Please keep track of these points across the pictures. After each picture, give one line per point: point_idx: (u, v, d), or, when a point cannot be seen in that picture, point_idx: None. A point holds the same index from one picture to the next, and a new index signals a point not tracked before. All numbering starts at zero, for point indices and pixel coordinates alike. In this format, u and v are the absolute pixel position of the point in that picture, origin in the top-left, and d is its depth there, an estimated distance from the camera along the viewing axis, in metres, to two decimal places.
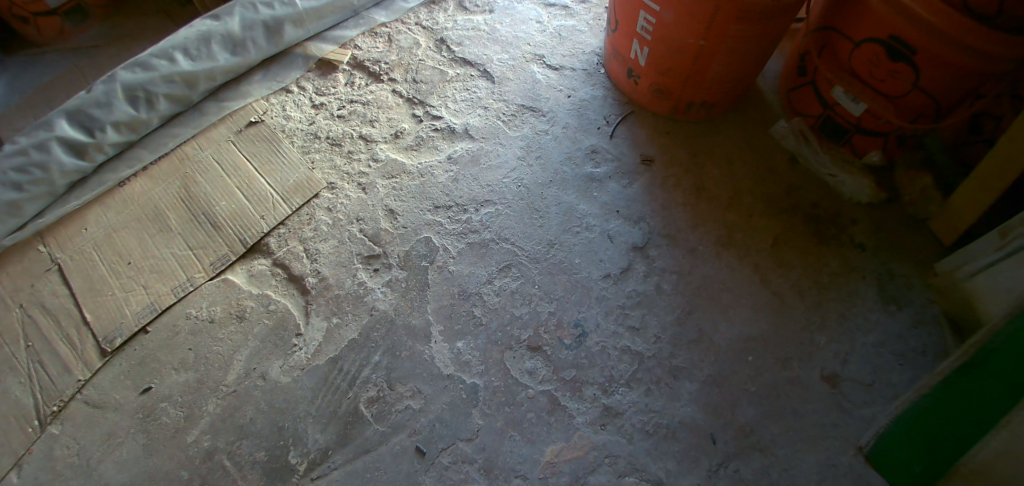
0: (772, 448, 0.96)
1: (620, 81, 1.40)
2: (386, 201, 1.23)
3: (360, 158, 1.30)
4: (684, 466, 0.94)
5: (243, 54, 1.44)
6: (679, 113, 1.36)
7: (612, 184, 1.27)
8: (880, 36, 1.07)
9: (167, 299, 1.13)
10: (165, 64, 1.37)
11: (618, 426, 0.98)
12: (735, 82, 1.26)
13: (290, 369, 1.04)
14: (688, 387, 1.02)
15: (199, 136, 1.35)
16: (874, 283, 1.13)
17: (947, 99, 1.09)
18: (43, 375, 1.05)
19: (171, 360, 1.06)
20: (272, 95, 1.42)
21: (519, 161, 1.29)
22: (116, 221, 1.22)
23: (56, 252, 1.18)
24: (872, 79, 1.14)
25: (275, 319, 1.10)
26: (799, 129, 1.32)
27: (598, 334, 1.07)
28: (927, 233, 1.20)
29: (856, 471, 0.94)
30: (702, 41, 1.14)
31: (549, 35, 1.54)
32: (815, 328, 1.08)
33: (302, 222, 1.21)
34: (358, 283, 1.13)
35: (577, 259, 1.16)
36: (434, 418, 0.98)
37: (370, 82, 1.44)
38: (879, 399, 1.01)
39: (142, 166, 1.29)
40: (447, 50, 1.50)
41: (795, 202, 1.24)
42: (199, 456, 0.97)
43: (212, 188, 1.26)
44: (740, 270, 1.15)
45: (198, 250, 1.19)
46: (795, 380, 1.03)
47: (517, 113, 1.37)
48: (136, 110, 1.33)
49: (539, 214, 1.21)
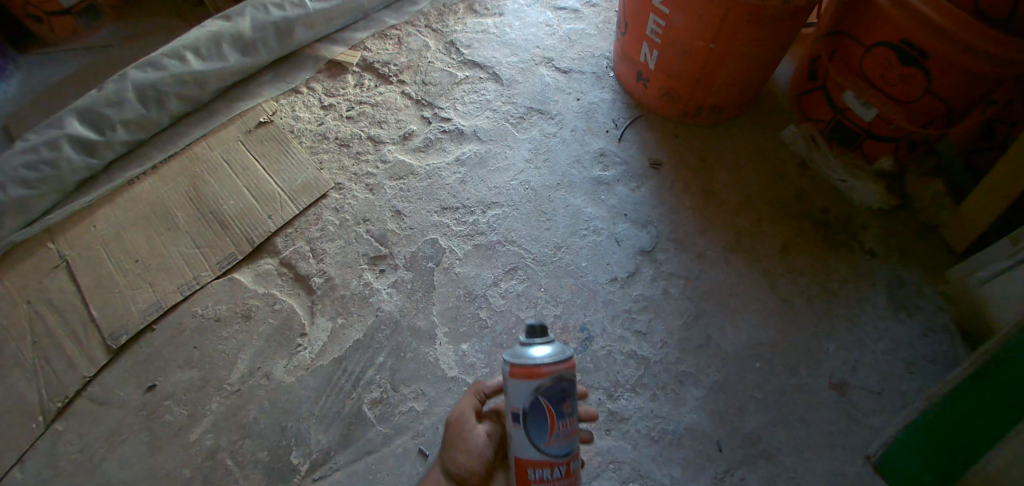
0: (779, 456, 0.95)
1: (629, 84, 1.40)
2: (394, 202, 1.23)
3: (368, 159, 1.30)
4: (689, 474, 0.93)
5: (253, 55, 1.45)
6: (689, 117, 1.35)
7: (620, 188, 1.26)
8: (892, 40, 1.07)
9: (174, 298, 1.13)
10: (175, 64, 1.38)
11: (622, 431, 0.97)
12: (746, 87, 1.26)
13: (295, 369, 1.04)
14: (694, 393, 1.01)
15: (208, 135, 1.35)
16: (885, 290, 1.12)
17: (959, 104, 1.08)
18: (48, 371, 1.06)
19: (176, 358, 1.07)
20: (282, 96, 1.43)
21: (527, 164, 1.29)
22: (124, 218, 1.22)
23: (63, 248, 1.18)
24: (883, 84, 1.14)
25: (281, 319, 1.10)
26: (809, 133, 1.31)
27: (604, 338, 1.06)
28: (938, 240, 1.18)
29: (863, 481, 0.93)
30: (712, 45, 1.14)
31: (558, 39, 1.54)
32: (824, 335, 1.07)
33: (309, 222, 1.22)
34: (363, 284, 1.12)
35: (583, 263, 1.15)
36: (438, 421, 0.98)
37: (379, 83, 1.45)
38: (889, 408, 0.99)
39: (151, 164, 1.30)
40: (456, 52, 1.50)
41: (804, 207, 1.23)
42: (203, 454, 0.96)
43: (220, 187, 1.27)
44: (749, 276, 1.14)
45: (205, 249, 1.19)
46: (803, 388, 1.01)
47: (526, 116, 1.37)
48: (146, 109, 1.34)
49: (546, 217, 1.21)
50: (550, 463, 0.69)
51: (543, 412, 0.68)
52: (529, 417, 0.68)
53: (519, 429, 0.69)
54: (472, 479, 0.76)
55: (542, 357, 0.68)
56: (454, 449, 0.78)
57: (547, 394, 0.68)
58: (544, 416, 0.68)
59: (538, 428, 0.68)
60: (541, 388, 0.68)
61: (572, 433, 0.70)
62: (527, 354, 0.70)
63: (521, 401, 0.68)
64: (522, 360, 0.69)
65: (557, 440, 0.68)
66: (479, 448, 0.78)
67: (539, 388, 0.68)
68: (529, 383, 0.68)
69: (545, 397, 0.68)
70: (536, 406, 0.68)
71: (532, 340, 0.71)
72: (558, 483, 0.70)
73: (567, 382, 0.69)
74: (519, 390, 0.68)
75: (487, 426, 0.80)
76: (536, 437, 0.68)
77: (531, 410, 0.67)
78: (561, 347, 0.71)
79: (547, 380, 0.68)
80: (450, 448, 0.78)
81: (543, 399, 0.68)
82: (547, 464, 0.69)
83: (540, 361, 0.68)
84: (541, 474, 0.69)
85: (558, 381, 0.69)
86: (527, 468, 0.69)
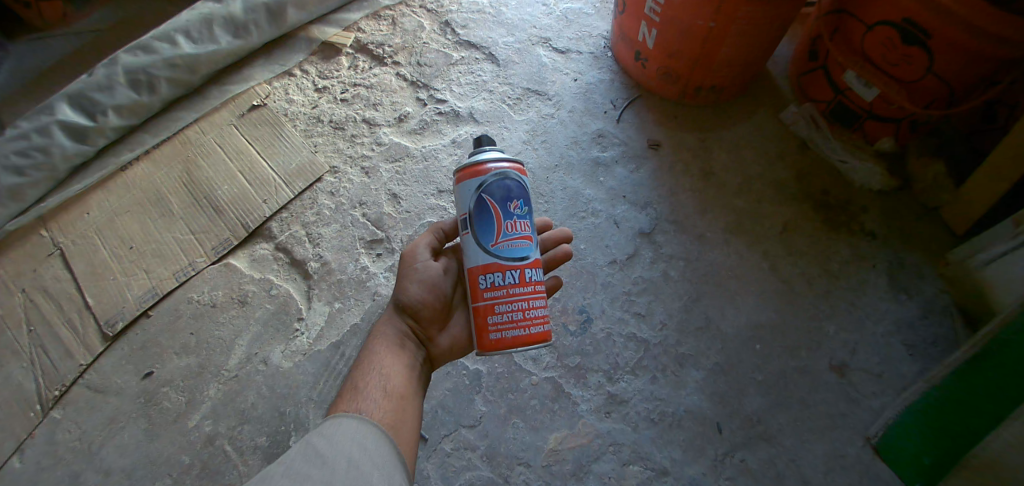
0: (778, 438, 0.94)
1: (627, 64, 1.38)
2: (390, 185, 1.22)
3: (363, 142, 1.29)
4: (689, 456, 0.93)
5: (245, 37, 1.42)
6: (687, 97, 1.33)
7: (619, 169, 1.25)
8: (894, 19, 1.05)
9: (170, 284, 1.12)
10: (167, 47, 1.35)
11: (622, 414, 0.96)
12: (746, 66, 1.24)
13: (293, 354, 1.03)
14: (694, 375, 1.00)
15: (201, 120, 1.33)
16: (885, 272, 1.11)
17: (961, 84, 1.06)
18: (45, 359, 1.05)
19: (173, 344, 1.06)
20: (275, 79, 1.41)
21: (524, 145, 1.27)
22: (118, 205, 1.21)
23: (57, 236, 1.17)
24: (884, 64, 1.12)
25: (277, 304, 1.09)
26: (809, 114, 1.29)
27: (603, 321, 1.05)
28: (938, 222, 1.17)
29: (863, 463, 0.92)
30: (712, 23, 1.12)
31: (555, 18, 1.51)
32: (824, 317, 1.06)
33: (304, 206, 1.20)
34: (360, 268, 1.11)
35: (582, 245, 1.14)
36: (436, 405, 0.97)
37: (373, 65, 1.42)
38: (889, 390, 0.99)
39: (144, 149, 1.28)
40: (451, 33, 1.47)
41: (805, 188, 1.22)
42: (201, 441, 0.96)
43: (214, 171, 1.25)
44: (749, 258, 1.13)
45: (200, 234, 1.18)
46: (804, 370, 1.01)
47: (523, 97, 1.35)
48: (138, 94, 1.32)
49: (544, 199, 1.20)
50: (501, 266, 0.73)
51: (488, 210, 0.73)
52: (475, 216, 0.73)
53: (468, 233, 0.74)
54: (425, 305, 0.83)
55: (484, 158, 0.74)
56: (407, 280, 0.84)
57: (491, 192, 0.73)
58: (490, 213, 0.73)
59: (484, 227, 0.73)
60: (484, 186, 0.73)
61: (522, 235, 0.74)
62: (473, 160, 0.76)
63: (468, 203, 0.74)
64: (467, 165, 0.75)
65: (504, 240, 0.73)
66: (432, 278, 0.84)
67: (482, 185, 0.73)
68: (472, 182, 0.74)
69: (488, 194, 0.73)
70: (480, 204, 0.73)
71: (480, 150, 0.77)
72: (512, 290, 0.73)
73: (512, 182, 0.74)
74: (466, 191, 0.75)
75: (441, 262, 0.87)
76: (483, 237, 0.73)
77: (475, 206, 0.73)
78: (503, 152, 0.77)
79: (491, 177, 0.73)
80: (404, 278, 0.84)
81: (487, 197, 0.73)
82: (497, 266, 0.73)
83: (484, 160, 0.74)
84: (493, 279, 0.73)
85: (502, 179, 0.74)
86: (478, 276, 0.74)
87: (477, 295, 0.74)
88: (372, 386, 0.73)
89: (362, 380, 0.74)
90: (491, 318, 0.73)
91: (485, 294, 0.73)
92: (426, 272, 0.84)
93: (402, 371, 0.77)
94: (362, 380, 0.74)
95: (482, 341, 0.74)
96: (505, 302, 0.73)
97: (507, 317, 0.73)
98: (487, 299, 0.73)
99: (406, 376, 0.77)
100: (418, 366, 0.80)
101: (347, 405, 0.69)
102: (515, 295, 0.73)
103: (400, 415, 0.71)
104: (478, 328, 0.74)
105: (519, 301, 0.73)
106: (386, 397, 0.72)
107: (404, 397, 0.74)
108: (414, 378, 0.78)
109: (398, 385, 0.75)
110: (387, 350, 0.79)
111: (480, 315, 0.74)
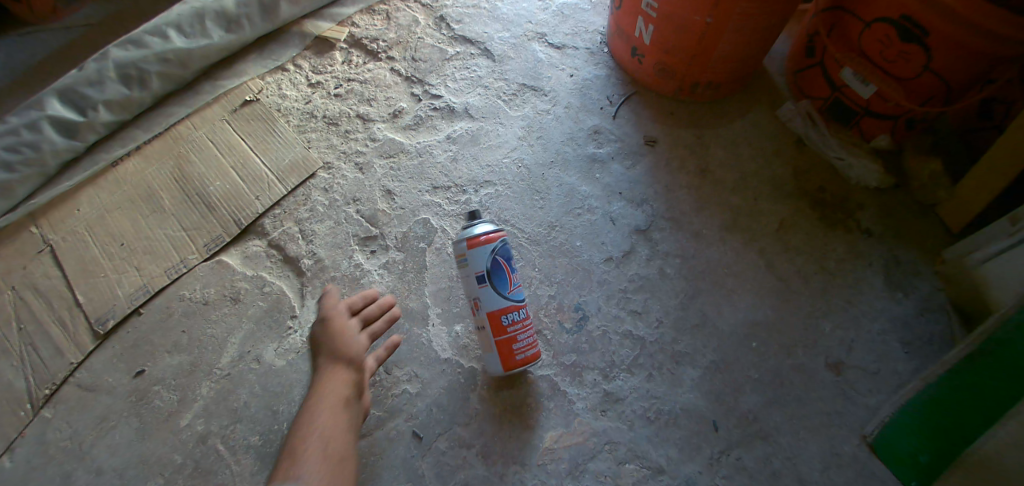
0: (774, 436, 0.94)
1: (623, 60, 1.37)
2: (384, 181, 1.20)
3: (357, 138, 1.27)
4: (685, 454, 0.92)
5: (238, 31, 1.40)
6: (684, 93, 1.32)
7: (615, 166, 1.24)
8: (891, 16, 1.04)
9: (161, 281, 1.11)
10: (158, 41, 1.33)
11: (618, 412, 0.96)
12: (743, 62, 1.23)
13: (286, 352, 1.02)
14: (690, 373, 0.99)
15: (193, 116, 1.31)
16: (881, 269, 1.11)
17: (958, 82, 1.06)
18: (35, 358, 1.04)
19: (165, 342, 1.05)
20: (268, 74, 1.39)
21: (520, 141, 1.26)
22: (108, 201, 1.19)
23: (47, 233, 1.15)
24: (882, 60, 1.11)
25: (270, 302, 1.08)
26: (806, 111, 1.28)
27: (598, 318, 1.05)
28: (934, 220, 1.16)
29: (859, 461, 0.92)
30: (709, 19, 1.11)
31: (551, 13, 1.50)
32: (820, 314, 1.06)
33: (297, 203, 1.19)
34: (354, 265, 1.10)
35: (578, 242, 1.13)
36: (431, 403, 0.96)
37: (368, 60, 1.41)
38: (885, 388, 0.98)
39: (136, 145, 1.26)
40: (446, 28, 1.46)
41: (801, 185, 1.22)
42: (193, 440, 0.95)
43: (207, 168, 1.24)
44: (745, 255, 1.12)
45: (192, 231, 1.16)
46: (800, 368, 1.00)
47: (519, 92, 1.34)
48: (129, 89, 1.30)
49: (540, 196, 1.19)
50: (517, 307, 0.94)
51: (502, 267, 0.93)
52: (492, 273, 0.92)
53: (487, 287, 0.92)
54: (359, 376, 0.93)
55: (492, 228, 0.94)
56: (334, 351, 0.94)
57: (502, 254, 0.94)
58: (505, 269, 0.94)
59: (500, 279, 0.93)
60: (498, 248, 0.93)
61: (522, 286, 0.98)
62: (481, 230, 0.93)
63: (484, 263, 0.92)
64: (480, 233, 0.93)
65: (516, 288, 0.95)
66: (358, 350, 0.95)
67: (496, 249, 0.93)
68: (487, 245, 0.92)
69: (501, 255, 0.93)
70: (495, 263, 0.93)
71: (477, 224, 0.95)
72: (524, 322, 0.95)
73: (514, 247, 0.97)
74: (481, 253, 0.92)
75: (368, 334, 0.97)
76: (501, 287, 0.93)
77: (494, 265, 0.92)
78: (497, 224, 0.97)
79: (500, 243, 0.94)
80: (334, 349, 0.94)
81: (500, 257, 0.93)
82: (515, 308, 0.93)
83: (492, 231, 0.94)
84: (512, 316, 0.93)
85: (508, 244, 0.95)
86: (499, 317, 0.92)
87: (501, 330, 0.92)
88: (310, 449, 0.81)
89: (301, 442, 0.82)
90: (514, 347, 0.93)
91: (508, 328, 0.93)
92: (358, 343, 0.95)
93: (340, 431, 0.85)
94: (301, 443, 0.82)
95: (509, 365, 0.93)
96: (523, 333, 0.94)
97: (527, 343, 0.94)
98: (511, 332, 0.93)
99: (343, 435, 0.85)
100: (354, 423, 0.88)
101: (286, 474, 0.78)
102: (527, 326, 0.95)
103: (337, 477, 0.79)
104: (504, 355, 0.93)
105: (530, 330, 0.95)
106: (323, 461, 0.80)
107: (343, 459, 0.82)
108: (351, 436, 0.86)
109: (337, 446, 0.83)
110: (327, 410, 0.86)
111: (504, 346, 0.92)
